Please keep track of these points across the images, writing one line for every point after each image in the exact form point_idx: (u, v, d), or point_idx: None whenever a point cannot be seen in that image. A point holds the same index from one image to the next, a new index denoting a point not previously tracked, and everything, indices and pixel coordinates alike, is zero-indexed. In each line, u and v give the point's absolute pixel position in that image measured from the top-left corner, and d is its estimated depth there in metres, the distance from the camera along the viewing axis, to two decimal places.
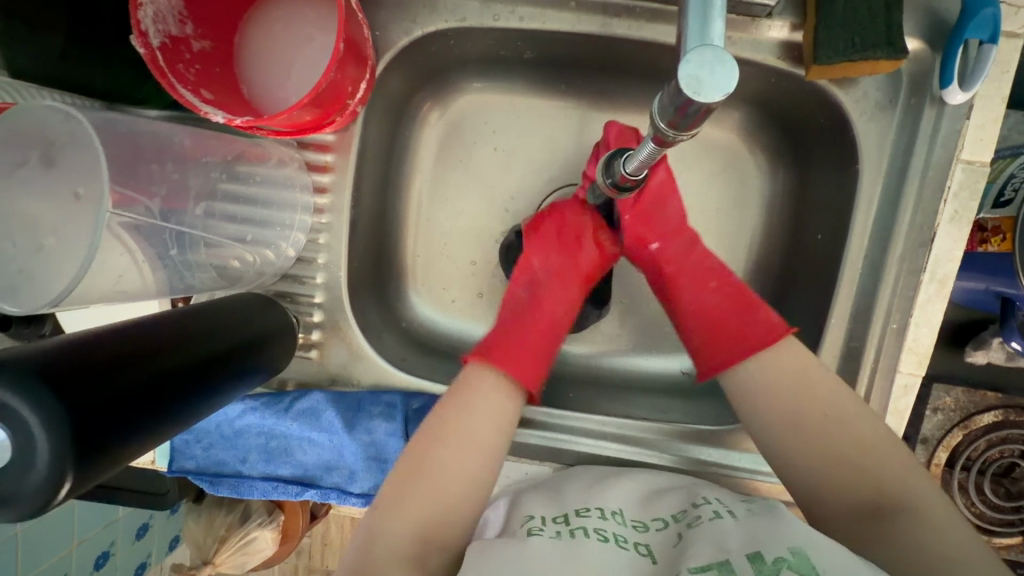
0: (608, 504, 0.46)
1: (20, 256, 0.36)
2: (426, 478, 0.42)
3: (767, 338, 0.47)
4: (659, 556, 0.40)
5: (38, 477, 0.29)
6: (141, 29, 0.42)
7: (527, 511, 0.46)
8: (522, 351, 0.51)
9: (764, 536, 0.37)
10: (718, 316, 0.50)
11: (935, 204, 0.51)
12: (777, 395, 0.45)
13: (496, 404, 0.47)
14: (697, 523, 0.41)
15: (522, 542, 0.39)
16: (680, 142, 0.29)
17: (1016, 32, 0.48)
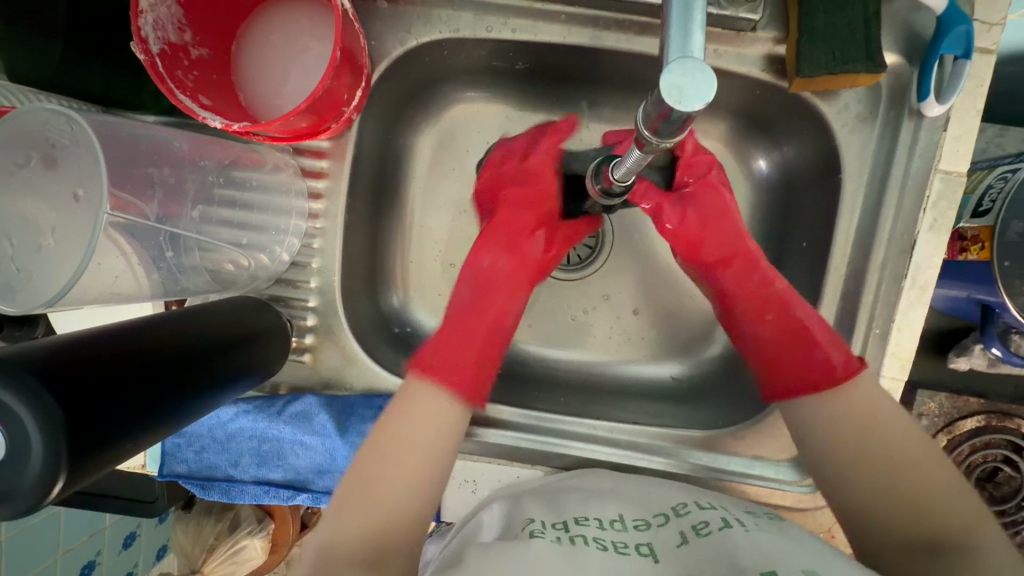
0: (606, 513, 0.46)
1: (17, 256, 0.37)
2: (367, 492, 0.41)
3: (832, 378, 0.46)
4: (661, 555, 0.40)
5: (32, 475, 0.29)
6: (141, 36, 0.43)
7: (527, 515, 0.47)
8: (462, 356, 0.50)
9: (774, 554, 0.37)
10: (778, 352, 0.50)
11: (915, 213, 0.52)
12: (834, 430, 0.44)
13: (434, 402, 0.46)
14: (704, 534, 0.41)
15: (523, 545, 0.40)
16: (661, 148, 0.30)
17: (988, 48, 0.50)
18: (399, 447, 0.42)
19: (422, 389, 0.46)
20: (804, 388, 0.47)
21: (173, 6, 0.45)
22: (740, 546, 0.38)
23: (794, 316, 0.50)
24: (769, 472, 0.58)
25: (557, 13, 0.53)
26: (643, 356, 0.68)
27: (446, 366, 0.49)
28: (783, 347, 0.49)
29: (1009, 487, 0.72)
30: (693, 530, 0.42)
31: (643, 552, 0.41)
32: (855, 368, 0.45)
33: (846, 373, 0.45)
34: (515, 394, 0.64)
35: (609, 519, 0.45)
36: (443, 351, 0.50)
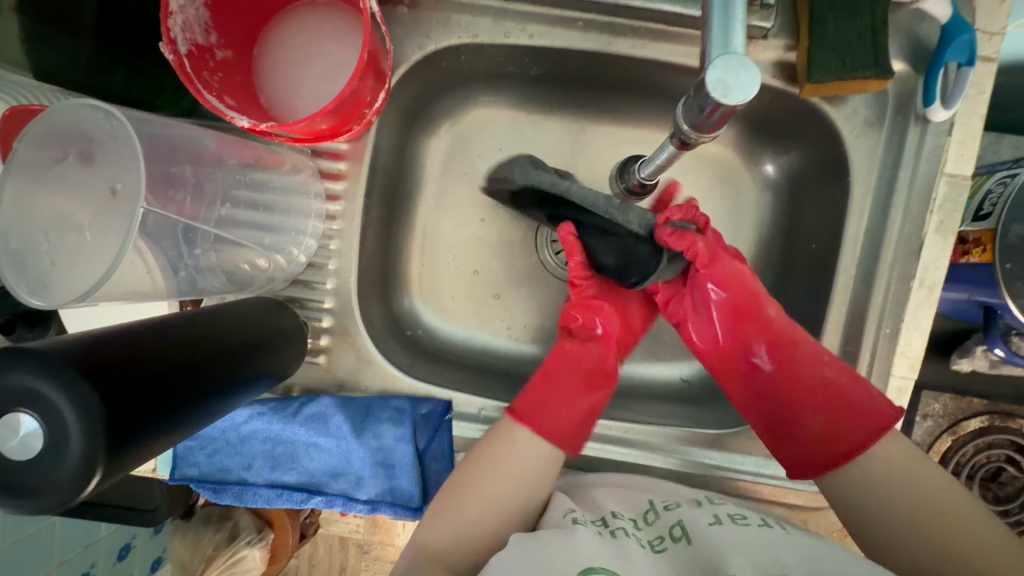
0: (636, 509, 0.48)
1: (52, 250, 0.37)
2: (467, 495, 0.49)
3: (879, 429, 0.49)
4: (693, 538, 0.43)
5: (69, 468, 0.29)
6: (170, 37, 0.43)
7: (565, 503, 0.49)
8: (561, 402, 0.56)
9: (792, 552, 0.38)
10: (833, 417, 0.51)
11: (921, 215, 0.54)
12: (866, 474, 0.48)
13: (534, 463, 0.52)
14: (742, 522, 0.43)
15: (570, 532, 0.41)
16: (703, 141, 0.33)
17: (990, 56, 0.52)
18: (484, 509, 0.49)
19: (523, 438, 0.53)
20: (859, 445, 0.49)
21: (200, 8, 0.46)
22: (783, 547, 0.40)
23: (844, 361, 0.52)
24: (782, 471, 0.58)
25: (574, 19, 0.55)
26: (654, 358, 0.68)
27: (546, 404, 0.55)
28: (834, 407, 0.51)
29: (1012, 486, 0.73)
30: (730, 518, 0.44)
31: (676, 537, 0.44)
32: (898, 416, 0.49)
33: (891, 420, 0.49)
34: None
35: (641, 515, 0.47)
36: (539, 396, 0.56)
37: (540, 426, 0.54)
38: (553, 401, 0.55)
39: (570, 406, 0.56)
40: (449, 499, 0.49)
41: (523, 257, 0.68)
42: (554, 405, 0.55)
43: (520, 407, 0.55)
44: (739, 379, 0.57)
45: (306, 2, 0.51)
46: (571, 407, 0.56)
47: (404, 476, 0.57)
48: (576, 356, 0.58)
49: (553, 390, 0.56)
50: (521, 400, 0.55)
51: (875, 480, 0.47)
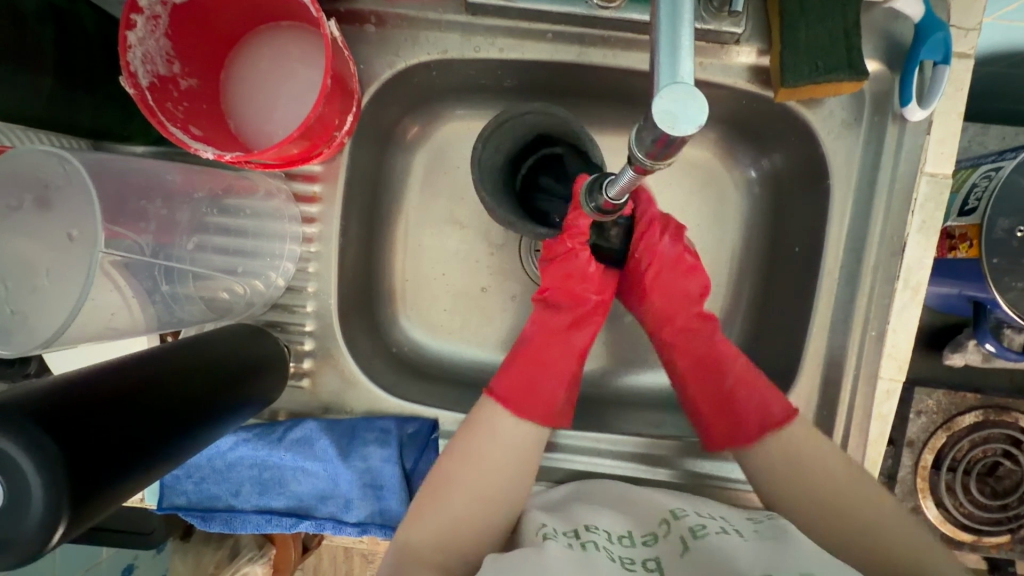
0: (615, 527, 0.45)
1: (13, 298, 0.37)
2: (447, 494, 0.47)
3: (778, 421, 0.50)
4: (665, 568, 0.40)
5: (31, 524, 0.29)
6: (130, 71, 0.43)
7: (539, 519, 0.47)
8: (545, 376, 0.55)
9: (773, 558, 0.38)
10: (722, 410, 0.53)
11: (903, 215, 0.53)
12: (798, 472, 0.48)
13: (514, 450, 0.51)
14: (702, 534, 0.42)
15: (535, 550, 0.39)
16: (657, 169, 0.31)
17: (966, 52, 0.51)
18: (468, 501, 0.47)
19: (506, 419, 0.52)
20: (738, 436, 0.51)
21: (161, 39, 0.45)
22: (732, 550, 0.40)
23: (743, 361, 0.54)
24: None
25: (543, 31, 0.54)
26: (644, 366, 0.68)
27: (533, 388, 0.54)
28: (725, 403, 0.53)
29: (1009, 480, 0.73)
30: (691, 534, 0.43)
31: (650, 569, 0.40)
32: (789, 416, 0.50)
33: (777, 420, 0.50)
34: None
35: (619, 533, 0.44)
36: (521, 379, 0.54)
37: (518, 408, 0.52)
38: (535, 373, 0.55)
39: (558, 386, 0.55)
40: (432, 500, 0.47)
41: (506, 270, 0.67)
42: (534, 387, 0.54)
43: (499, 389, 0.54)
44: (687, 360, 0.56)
45: (271, 26, 0.50)
46: (550, 386, 0.55)
47: (392, 498, 0.57)
48: (562, 336, 0.57)
49: (536, 371, 0.55)
50: (502, 381, 0.54)
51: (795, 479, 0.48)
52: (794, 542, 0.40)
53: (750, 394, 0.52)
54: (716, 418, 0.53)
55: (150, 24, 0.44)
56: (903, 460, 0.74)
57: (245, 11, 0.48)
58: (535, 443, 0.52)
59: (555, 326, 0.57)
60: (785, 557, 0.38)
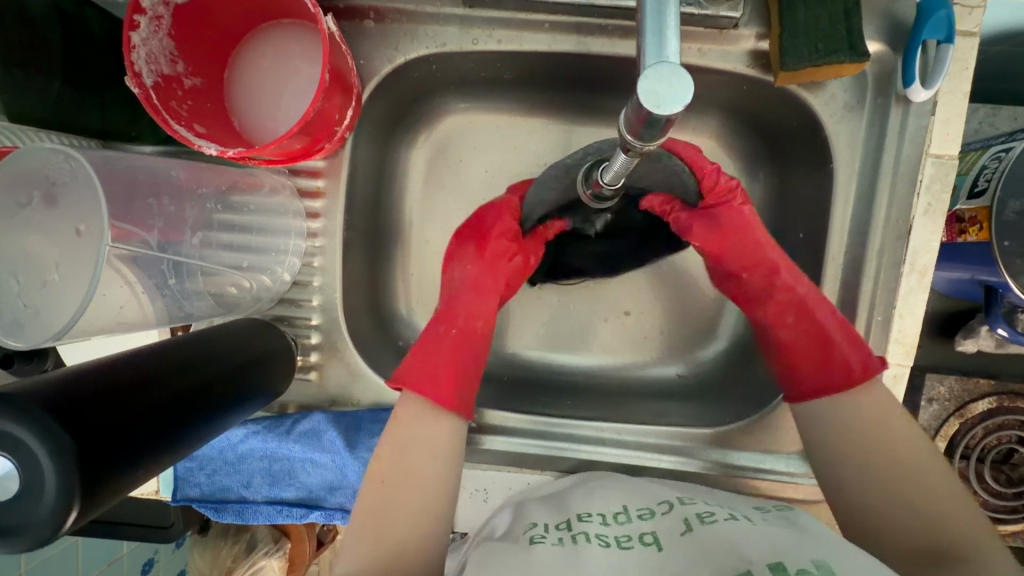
0: (609, 508, 0.46)
1: (24, 292, 0.39)
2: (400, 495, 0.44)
3: (861, 374, 0.47)
4: (664, 543, 0.40)
5: (46, 508, 0.30)
6: (134, 71, 0.44)
7: (531, 518, 0.47)
8: (446, 356, 0.52)
9: (770, 542, 0.38)
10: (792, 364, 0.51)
11: (908, 199, 0.53)
12: (843, 438, 0.45)
13: (440, 436, 0.48)
14: (710, 520, 0.41)
15: (524, 552, 0.40)
16: (647, 149, 0.31)
17: (970, 31, 0.50)
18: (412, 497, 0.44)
19: (432, 419, 0.48)
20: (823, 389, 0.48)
21: (165, 39, 0.46)
22: (743, 538, 0.39)
23: (815, 320, 0.51)
24: (780, 465, 0.58)
25: (540, 22, 0.54)
26: (649, 356, 0.68)
27: (444, 375, 0.51)
28: (812, 345, 0.50)
29: None
30: (697, 518, 0.42)
31: (647, 542, 0.40)
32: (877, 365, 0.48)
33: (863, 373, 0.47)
34: (521, 399, 0.64)
35: (613, 512, 0.45)
36: (428, 367, 0.51)
37: (431, 392, 0.49)
38: (439, 360, 0.51)
39: (469, 376, 0.52)
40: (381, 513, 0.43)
41: None
42: (446, 367, 0.51)
43: (408, 378, 0.50)
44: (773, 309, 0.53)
45: (273, 24, 0.51)
46: (464, 375, 0.52)
47: None
48: (473, 310, 0.56)
49: (455, 361, 0.52)
50: (411, 365, 0.51)
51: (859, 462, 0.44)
52: (803, 530, 0.40)
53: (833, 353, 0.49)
54: (792, 370, 0.51)
55: (153, 24, 0.45)
56: None
57: (247, 9, 0.49)
58: (454, 433, 0.49)
59: (476, 304, 0.56)
60: (786, 542, 0.38)
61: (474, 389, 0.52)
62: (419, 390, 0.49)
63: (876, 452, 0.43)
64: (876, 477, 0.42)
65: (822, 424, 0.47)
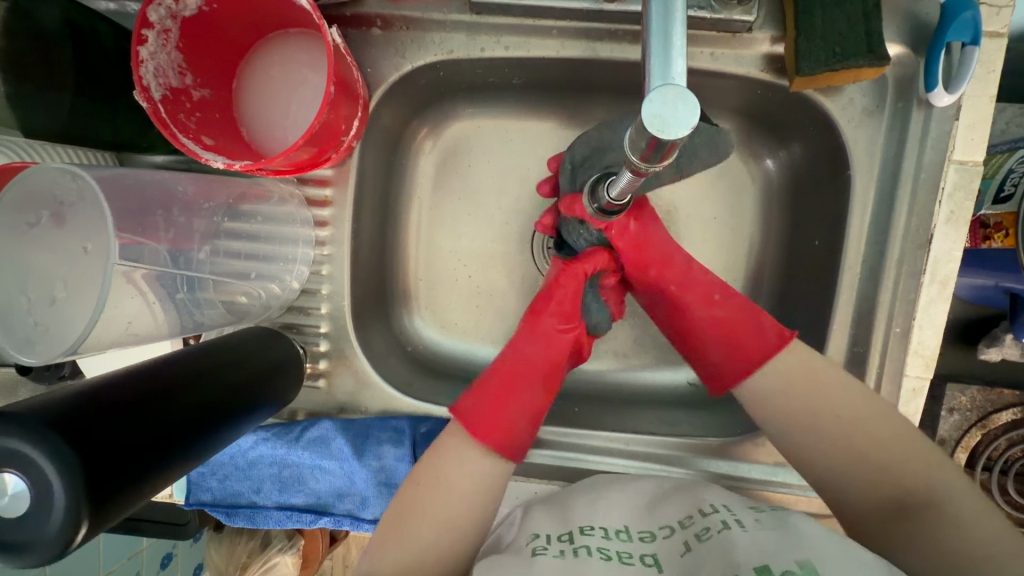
0: (613, 522, 0.45)
1: (34, 309, 0.39)
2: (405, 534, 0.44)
3: (765, 356, 0.48)
4: (665, 565, 0.40)
5: (54, 526, 0.30)
6: (143, 85, 0.44)
7: (535, 528, 0.46)
8: (500, 403, 0.49)
9: (772, 547, 0.37)
10: (728, 342, 0.50)
11: (930, 206, 0.51)
12: (797, 415, 0.46)
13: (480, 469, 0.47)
14: (707, 536, 0.40)
15: (524, 563, 0.39)
16: (655, 170, 0.30)
17: (998, 32, 0.48)
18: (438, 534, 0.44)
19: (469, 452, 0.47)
20: (753, 358, 0.48)
21: (173, 52, 0.47)
22: (739, 543, 0.38)
23: (735, 299, 0.51)
24: (793, 479, 0.57)
25: (548, 28, 0.53)
26: (659, 363, 0.67)
27: (494, 406, 0.49)
28: (727, 325, 0.50)
29: None
30: (696, 538, 0.41)
31: (647, 562, 0.40)
32: (790, 336, 0.48)
33: (783, 346, 0.48)
34: None
35: (616, 528, 0.45)
36: (494, 404, 0.49)
37: (489, 430, 0.48)
38: (492, 402, 0.49)
39: (526, 420, 0.49)
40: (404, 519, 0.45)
41: (519, 269, 0.66)
42: (501, 405, 0.49)
43: (468, 417, 0.48)
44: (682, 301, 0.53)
45: (280, 34, 0.51)
46: (520, 415, 0.49)
47: None
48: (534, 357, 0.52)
49: (504, 398, 0.49)
50: (469, 404, 0.49)
51: (780, 421, 0.46)
52: (797, 533, 0.39)
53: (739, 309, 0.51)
54: (725, 356, 0.50)
55: (161, 38, 0.45)
56: None
57: (254, 21, 0.49)
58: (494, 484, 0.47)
59: (527, 348, 0.52)
60: (774, 547, 0.37)
61: (528, 423, 0.50)
62: (473, 428, 0.47)
63: (803, 409, 0.45)
64: (826, 449, 0.44)
65: (770, 402, 0.47)
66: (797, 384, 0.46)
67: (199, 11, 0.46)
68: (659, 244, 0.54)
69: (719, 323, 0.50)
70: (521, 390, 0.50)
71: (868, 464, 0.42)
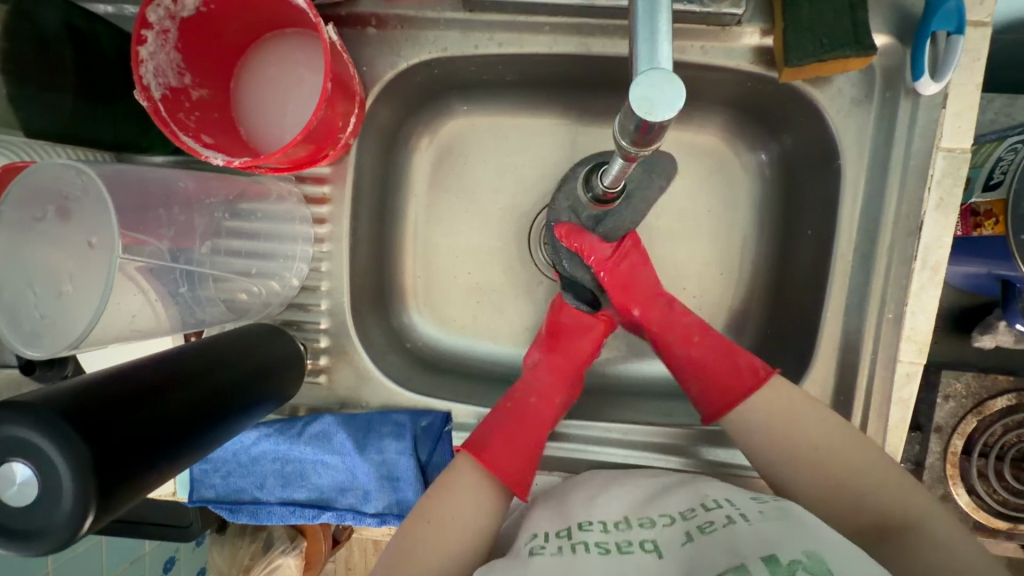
0: (610, 514, 0.46)
1: (40, 304, 0.40)
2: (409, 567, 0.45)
3: (742, 394, 0.49)
4: (665, 551, 0.40)
5: (63, 513, 0.31)
6: (143, 84, 0.45)
7: (533, 527, 0.47)
8: (517, 446, 0.51)
9: (776, 536, 0.38)
10: (705, 378, 0.51)
11: (920, 193, 0.52)
12: (776, 433, 0.47)
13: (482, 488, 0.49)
14: (710, 529, 0.41)
15: (522, 564, 0.40)
16: (645, 154, 0.31)
17: (982, 21, 0.49)
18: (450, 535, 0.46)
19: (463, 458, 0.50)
20: (727, 395, 0.50)
21: (172, 52, 0.47)
22: (743, 535, 0.39)
23: (713, 338, 0.53)
24: None
25: (541, 24, 0.54)
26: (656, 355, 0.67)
27: (513, 450, 0.51)
28: (705, 363, 0.52)
29: None
30: (698, 528, 0.41)
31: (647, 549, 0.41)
32: (767, 371, 0.50)
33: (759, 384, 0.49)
34: None
35: (613, 520, 0.45)
36: (512, 448, 0.51)
37: (504, 472, 0.50)
38: (510, 444, 0.51)
39: (538, 458, 0.52)
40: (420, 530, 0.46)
41: (516, 264, 0.67)
42: (522, 449, 0.51)
43: (489, 457, 0.50)
44: (668, 336, 0.54)
45: (277, 34, 0.52)
46: (536, 456, 0.52)
47: (408, 488, 0.58)
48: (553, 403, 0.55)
49: (525, 442, 0.52)
50: (491, 440, 0.51)
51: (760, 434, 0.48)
52: (801, 525, 0.40)
53: (719, 350, 0.52)
54: (703, 392, 0.51)
55: (160, 38, 0.46)
56: (931, 446, 0.71)
57: (251, 21, 0.50)
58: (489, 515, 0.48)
59: (555, 398, 0.55)
60: (783, 538, 0.38)
61: (537, 463, 0.52)
62: (495, 468, 0.49)
63: (790, 446, 0.47)
64: (802, 468, 0.46)
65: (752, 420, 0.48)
66: (781, 419, 0.48)
67: (197, 11, 0.47)
68: (644, 284, 0.56)
69: (698, 362, 0.52)
70: (541, 435, 0.53)
71: (846, 490, 0.44)
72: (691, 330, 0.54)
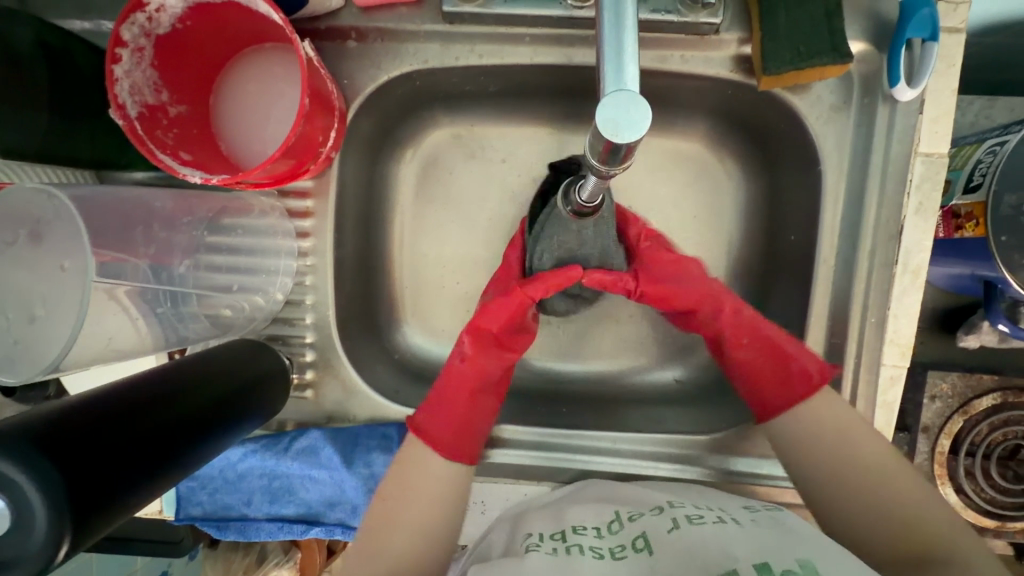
0: (602, 518, 0.46)
1: (14, 328, 0.40)
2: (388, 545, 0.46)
3: (790, 402, 0.50)
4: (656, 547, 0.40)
5: (36, 543, 0.31)
6: (119, 103, 0.45)
7: (527, 529, 0.46)
8: (457, 416, 0.52)
9: (769, 546, 0.38)
10: (754, 384, 0.52)
11: (899, 197, 0.52)
12: (812, 442, 0.48)
13: (455, 495, 0.50)
14: (698, 521, 0.42)
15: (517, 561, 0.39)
16: (617, 172, 0.31)
17: (956, 27, 0.50)
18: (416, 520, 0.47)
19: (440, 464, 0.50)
20: (773, 402, 0.51)
21: (149, 69, 0.47)
22: (730, 539, 0.39)
23: (760, 337, 0.52)
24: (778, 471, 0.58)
25: (520, 35, 0.54)
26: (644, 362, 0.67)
27: (454, 423, 0.52)
28: (755, 372, 0.52)
29: None
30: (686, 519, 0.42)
31: (638, 547, 0.40)
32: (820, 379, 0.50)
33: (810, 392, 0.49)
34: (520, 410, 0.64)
35: (606, 523, 0.45)
36: (448, 418, 0.52)
37: (446, 445, 0.51)
38: (449, 415, 0.52)
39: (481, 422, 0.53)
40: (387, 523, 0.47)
41: None
42: (457, 419, 0.52)
43: (426, 429, 0.51)
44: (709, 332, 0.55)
45: (256, 49, 0.52)
46: (476, 422, 0.53)
47: None
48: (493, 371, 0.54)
49: (463, 411, 0.52)
50: (430, 415, 0.52)
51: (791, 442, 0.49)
52: (789, 533, 0.40)
53: (767, 353, 0.52)
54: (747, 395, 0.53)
55: (136, 56, 0.46)
56: (919, 447, 0.71)
57: (228, 36, 0.50)
58: (457, 513, 0.49)
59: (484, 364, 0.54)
60: (771, 546, 0.38)
61: (482, 429, 0.54)
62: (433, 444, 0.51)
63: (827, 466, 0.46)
64: (826, 473, 0.46)
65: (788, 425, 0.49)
66: (816, 426, 0.48)
67: (173, 29, 0.47)
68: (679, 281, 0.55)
69: (747, 366, 0.53)
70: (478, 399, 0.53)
71: (881, 506, 0.43)
72: (738, 330, 0.53)
